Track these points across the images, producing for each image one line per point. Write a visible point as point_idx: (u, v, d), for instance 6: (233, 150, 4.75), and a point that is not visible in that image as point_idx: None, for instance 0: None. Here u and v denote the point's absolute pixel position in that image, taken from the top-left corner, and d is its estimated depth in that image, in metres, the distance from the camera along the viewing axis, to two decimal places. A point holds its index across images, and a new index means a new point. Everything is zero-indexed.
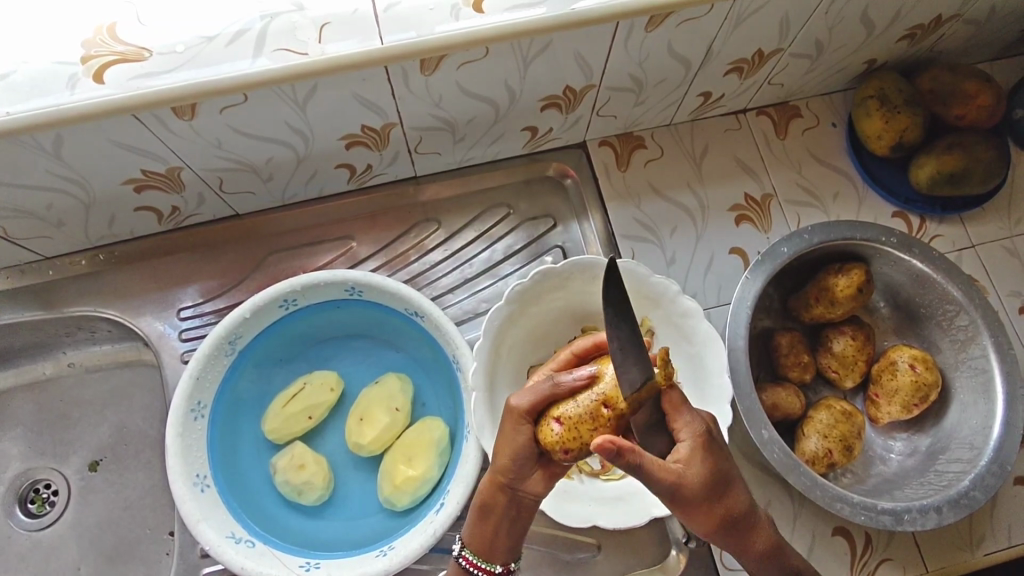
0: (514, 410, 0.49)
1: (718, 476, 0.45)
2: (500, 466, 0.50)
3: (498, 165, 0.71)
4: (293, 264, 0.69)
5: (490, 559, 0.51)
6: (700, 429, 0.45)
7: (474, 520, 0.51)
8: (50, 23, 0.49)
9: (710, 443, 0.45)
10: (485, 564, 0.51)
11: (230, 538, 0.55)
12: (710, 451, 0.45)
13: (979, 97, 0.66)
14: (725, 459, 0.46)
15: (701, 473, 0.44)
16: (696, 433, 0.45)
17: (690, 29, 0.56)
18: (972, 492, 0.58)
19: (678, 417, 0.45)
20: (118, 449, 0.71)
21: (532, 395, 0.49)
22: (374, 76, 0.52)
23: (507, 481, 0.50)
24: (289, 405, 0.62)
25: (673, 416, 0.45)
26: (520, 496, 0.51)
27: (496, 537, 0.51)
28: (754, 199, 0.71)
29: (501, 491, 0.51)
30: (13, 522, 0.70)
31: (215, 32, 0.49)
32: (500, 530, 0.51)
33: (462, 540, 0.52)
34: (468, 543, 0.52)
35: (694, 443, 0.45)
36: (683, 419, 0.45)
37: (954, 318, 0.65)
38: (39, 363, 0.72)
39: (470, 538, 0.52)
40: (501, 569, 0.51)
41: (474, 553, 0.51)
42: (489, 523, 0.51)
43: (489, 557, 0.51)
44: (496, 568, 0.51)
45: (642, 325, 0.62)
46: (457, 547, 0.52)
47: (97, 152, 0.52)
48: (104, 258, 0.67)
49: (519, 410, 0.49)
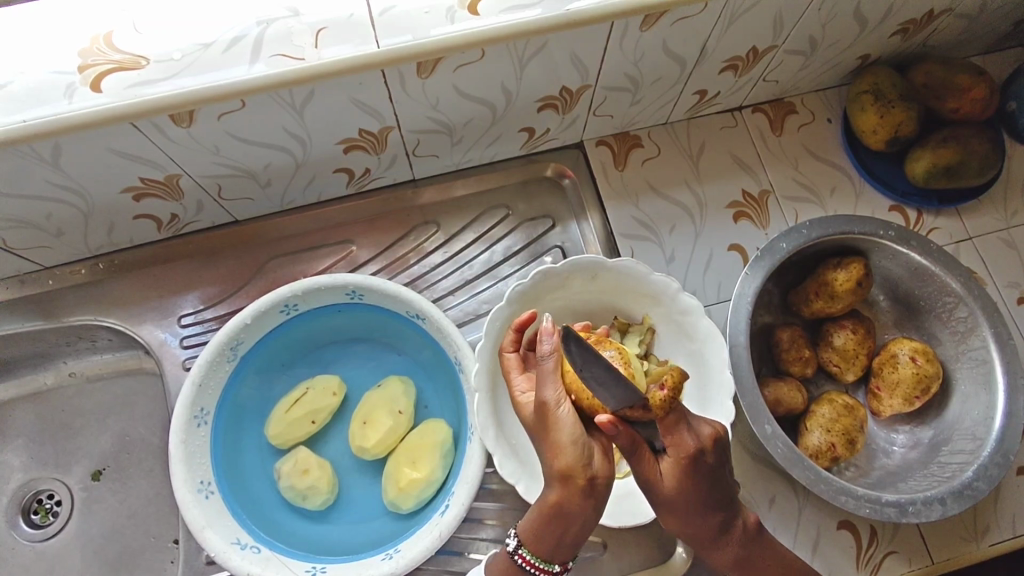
0: (545, 404, 0.48)
1: (695, 493, 0.46)
2: (565, 465, 0.47)
3: (497, 167, 0.72)
4: (293, 269, 0.69)
5: (549, 559, 0.49)
6: (690, 450, 0.45)
7: (540, 522, 0.48)
8: (47, 34, 0.49)
9: (701, 464, 0.46)
10: (545, 565, 0.49)
11: (236, 544, 0.55)
12: (695, 472, 0.46)
13: (973, 90, 0.66)
14: (712, 478, 0.46)
15: (675, 489, 0.46)
16: (683, 454, 0.45)
17: (684, 27, 0.56)
18: (976, 483, 0.58)
19: (670, 436, 0.45)
20: (120, 458, 0.71)
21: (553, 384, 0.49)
22: (371, 80, 0.52)
23: (585, 479, 0.47)
24: (292, 410, 0.62)
25: (668, 435, 0.45)
26: (597, 486, 0.47)
27: (560, 541, 0.48)
28: (752, 196, 0.71)
29: (582, 495, 0.46)
30: (17, 534, 0.70)
31: (212, 39, 0.50)
32: (569, 531, 0.48)
33: (518, 537, 0.50)
34: (526, 542, 0.49)
35: (675, 463, 0.46)
36: (672, 438, 0.45)
37: (953, 310, 0.65)
38: (40, 373, 0.72)
39: (527, 536, 0.49)
40: (559, 568, 0.50)
41: (532, 553, 0.49)
42: (555, 528, 0.48)
43: (548, 558, 0.49)
44: (554, 568, 0.50)
45: (643, 323, 0.63)
46: (512, 543, 0.50)
47: (98, 161, 0.52)
48: (104, 267, 0.67)
49: (548, 403, 0.48)
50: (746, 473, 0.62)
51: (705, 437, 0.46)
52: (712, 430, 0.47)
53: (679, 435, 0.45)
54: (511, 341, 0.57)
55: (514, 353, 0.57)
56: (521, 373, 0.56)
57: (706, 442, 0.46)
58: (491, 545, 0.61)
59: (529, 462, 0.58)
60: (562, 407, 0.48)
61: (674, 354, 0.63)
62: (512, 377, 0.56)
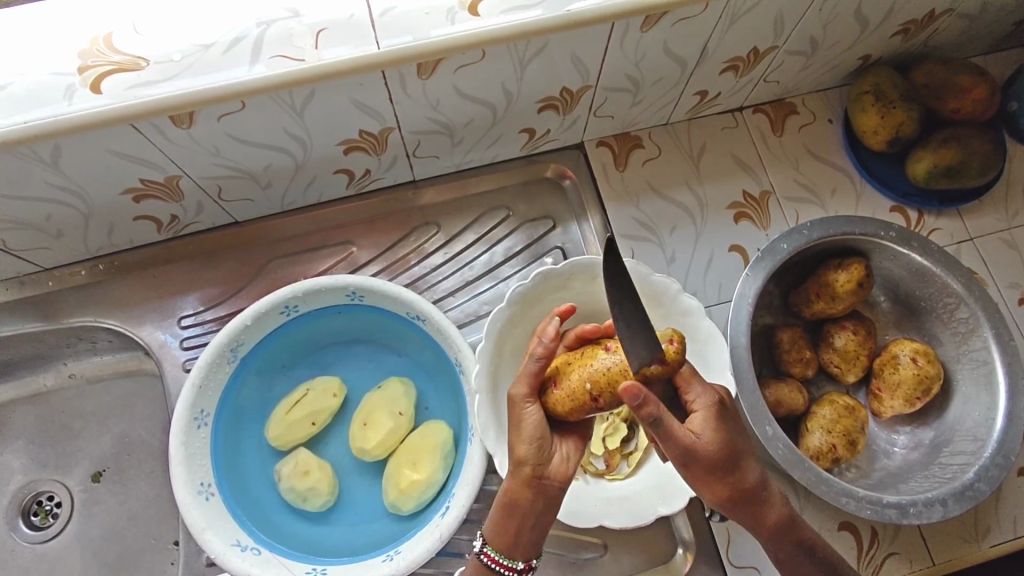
0: (515, 398, 0.52)
1: (733, 445, 0.47)
2: (519, 459, 0.50)
3: (497, 168, 0.72)
4: (293, 270, 0.69)
5: (511, 556, 0.50)
6: (713, 400, 0.48)
7: (499, 516, 0.50)
8: (46, 36, 0.49)
9: (725, 412, 0.49)
10: (507, 561, 0.50)
11: (236, 546, 0.55)
12: (725, 420, 0.48)
13: (974, 90, 0.66)
14: (737, 430, 0.49)
15: (718, 441, 0.47)
16: (710, 404, 0.48)
17: (685, 28, 0.56)
18: (977, 484, 0.58)
19: (690, 389, 0.49)
20: (120, 460, 0.71)
21: (529, 380, 0.52)
22: (372, 81, 0.52)
23: (534, 473, 0.50)
24: (292, 411, 0.62)
25: (685, 389, 0.49)
26: (547, 484, 0.50)
27: (517, 535, 0.50)
28: (753, 196, 0.71)
29: (528, 486, 0.49)
30: (17, 535, 0.70)
31: (211, 41, 0.50)
32: (521, 525, 0.49)
33: (484, 535, 0.51)
34: (491, 540, 0.50)
35: (707, 412, 0.48)
36: (694, 391, 0.48)
37: (954, 310, 0.65)
38: (40, 375, 0.72)
39: (491, 534, 0.50)
40: (522, 566, 0.50)
41: (495, 549, 0.50)
42: (510, 520, 0.49)
43: (512, 554, 0.50)
44: (517, 566, 0.50)
45: None
46: (479, 543, 0.51)
47: (98, 162, 0.52)
48: (103, 268, 0.66)
49: (517, 398, 0.52)
50: None
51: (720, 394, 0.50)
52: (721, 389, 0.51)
53: (699, 387, 0.49)
54: (541, 329, 0.58)
55: None
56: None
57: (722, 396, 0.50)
58: None
59: None
60: (529, 404, 0.51)
61: None
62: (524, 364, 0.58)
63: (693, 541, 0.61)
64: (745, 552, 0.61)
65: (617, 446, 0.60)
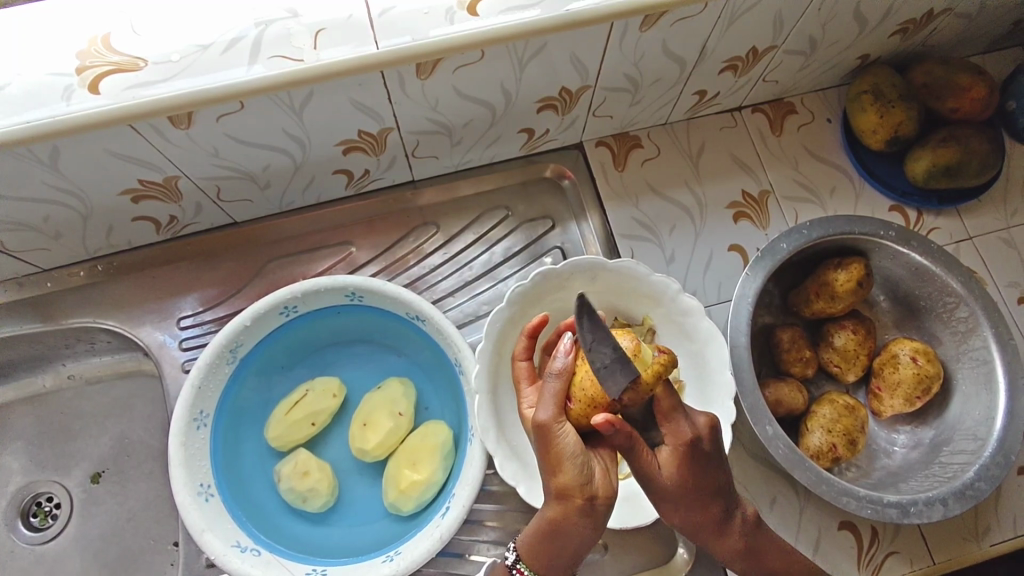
0: (546, 423, 0.48)
1: (694, 482, 0.47)
2: (564, 487, 0.47)
3: (497, 168, 0.71)
4: (293, 271, 0.69)
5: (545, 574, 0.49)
6: (687, 437, 0.46)
7: (540, 538, 0.48)
8: (45, 36, 0.49)
9: (700, 450, 0.46)
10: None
11: (236, 547, 0.55)
12: (696, 459, 0.46)
13: (973, 90, 0.66)
14: (711, 467, 0.47)
15: (678, 477, 0.46)
16: (679, 441, 0.46)
17: (684, 28, 0.56)
18: (977, 483, 0.58)
19: (667, 422, 0.46)
20: (120, 461, 0.71)
21: (551, 403, 0.48)
22: (370, 82, 0.52)
23: (583, 498, 0.47)
24: (292, 412, 0.62)
25: (664, 421, 0.46)
26: (596, 505, 0.47)
27: (560, 555, 0.48)
28: (752, 196, 0.71)
29: (580, 513, 0.46)
30: (16, 537, 0.70)
31: (210, 41, 0.49)
32: (566, 550, 0.48)
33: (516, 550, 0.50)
34: (524, 558, 0.49)
35: (675, 450, 0.46)
36: (670, 425, 0.46)
37: (954, 310, 0.65)
38: (39, 376, 0.72)
39: (524, 549, 0.49)
40: None
41: (528, 566, 0.49)
42: (555, 542, 0.48)
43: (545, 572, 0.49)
44: None
45: (643, 324, 0.63)
46: (510, 558, 0.50)
47: (95, 163, 0.52)
48: (102, 269, 0.66)
49: (548, 423, 0.48)
50: (747, 473, 0.62)
51: (701, 426, 0.47)
52: (708, 420, 0.48)
53: (676, 423, 0.46)
54: (522, 349, 0.57)
55: (525, 360, 0.57)
56: (530, 384, 0.56)
57: (702, 431, 0.47)
58: (491, 546, 0.61)
59: (530, 464, 0.58)
60: (561, 425, 0.48)
61: (674, 355, 0.62)
62: (522, 390, 0.56)
63: (693, 540, 0.61)
64: None
65: None
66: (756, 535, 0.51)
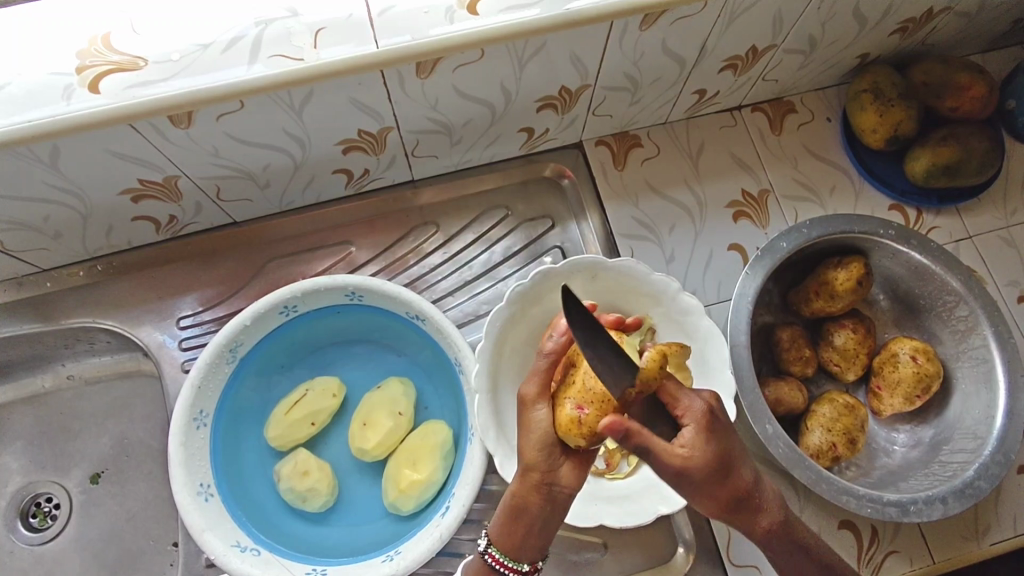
0: (526, 398, 0.51)
1: (720, 459, 0.46)
2: (529, 465, 0.49)
3: (496, 168, 0.71)
4: (293, 270, 0.68)
5: (518, 557, 0.50)
6: (701, 411, 0.46)
7: (506, 520, 0.49)
8: (46, 36, 0.49)
9: (715, 424, 0.46)
10: (512, 563, 0.50)
11: (236, 547, 0.55)
12: (715, 433, 0.46)
13: (973, 89, 0.66)
14: (728, 440, 0.47)
15: (706, 458, 0.45)
16: (695, 417, 0.46)
17: (684, 27, 0.56)
18: (977, 482, 0.58)
19: (678, 401, 0.46)
20: (119, 461, 0.71)
21: (538, 379, 0.51)
22: (370, 81, 0.52)
23: (543, 479, 0.49)
24: (292, 412, 0.62)
25: (673, 402, 0.46)
26: (555, 492, 0.49)
27: (527, 538, 0.49)
28: (752, 196, 0.71)
29: (537, 492, 0.49)
30: (15, 537, 0.69)
31: (210, 40, 0.49)
32: (531, 532, 0.49)
33: (489, 537, 0.50)
34: (495, 540, 0.50)
35: (696, 428, 0.46)
36: (681, 403, 0.46)
37: (953, 309, 0.65)
38: (38, 377, 0.72)
39: (496, 535, 0.50)
40: (528, 568, 0.50)
41: (501, 551, 0.50)
42: (520, 524, 0.49)
43: (516, 556, 0.50)
44: (524, 567, 0.50)
45: (642, 322, 0.62)
46: (483, 544, 0.51)
47: (94, 163, 0.52)
48: (102, 269, 0.66)
49: (528, 399, 0.51)
50: None
51: (705, 399, 0.47)
52: (712, 393, 0.48)
53: (686, 399, 0.46)
54: None
55: None
56: (547, 351, 0.58)
57: (709, 403, 0.47)
58: None
59: None
60: (539, 404, 0.50)
61: None
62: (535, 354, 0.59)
63: (693, 540, 0.61)
64: (746, 551, 0.60)
65: (617, 446, 0.60)
66: (784, 509, 0.51)
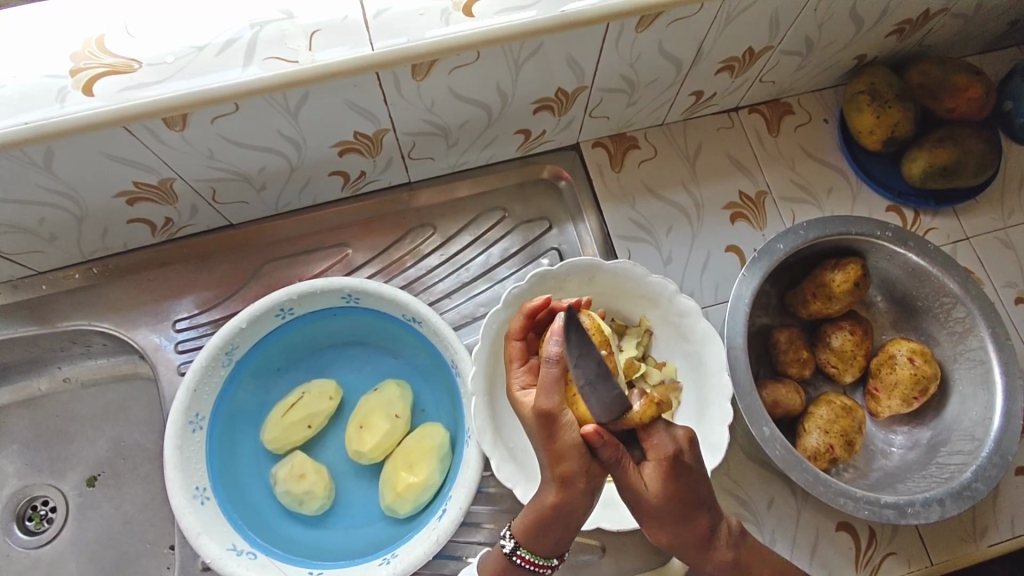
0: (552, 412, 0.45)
1: (680, 498, 0.45)
2: (569, 474, 0.45)
3: (494, 169, 0.71)
4: (289, 272, 0.68)
5: (549, 553, 0.50)
6: (669, 452, 0.45)
7: (542, 522, 0.48)
8: (41, 37, 0.49)
9: (682, 465, 0.45)
10: (545, 559, 0.50)
11: (232, 550, 0.55)
12: (678, 474, 0.45)
13: (969, 90, 0.66)
14: (693, 482, 0.46)
15: (662, 495, 0.45)
16: (660, 455, 0.45)
17: (680, 29, 0.56)
18: (974, 484, 0.58)
19: (650, 436, 0.45)
20: (116, 464, 0.71)
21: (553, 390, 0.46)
22: (365, 82, 0.51)
23: (586, 482, 0.46)
24: (289, 414, 0.62)
25: (647, 436, 0.45)
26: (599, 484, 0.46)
27: (561, 536, 0.49)
28: (749, 197, 0.71)
29: (585, 496, 0.46)
30: (12, 540, 0.69)
31: (205, 43, 0.49)
32: (568, 528, 0.48)
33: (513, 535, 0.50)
34: (523, 542, 0.49)
35: (659, 466, 0.45)
36: (652, 440, 0.45)
37: (951, 310, 0.65)
38: (34, 379, 0.72)
39: (523, 537, 0.49)
40: (556, 562, 0.51)
41: (531, 551, 0.50)
42: (559, 525, 0.48)
43: (546, 552, 0.50)
44: (552, 562, 0.50)
45: (639, 325, 0.63)
46: (509, 545, 0.50)
47: (88, 165, 0.52)
48: (97, 271, 0.66)
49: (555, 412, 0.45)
50: (744, 474, 0.62)
51: (681, 439, 0.46)
52: (687, 432, 0.46)
53: (658, 437, 0.45)
54: (517, 328, 0.55)
55: (519, 341, 0.55)
56: (522, 364, 0.54)
57: (682, 443, 0.46)
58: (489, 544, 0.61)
59: (526, 465, 0.58)
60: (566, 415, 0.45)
61: (672, 356, 0.62)
62: (512, 370, 0.54)
63: None
64: None
65: None
66: (743, 546, 0.50)
